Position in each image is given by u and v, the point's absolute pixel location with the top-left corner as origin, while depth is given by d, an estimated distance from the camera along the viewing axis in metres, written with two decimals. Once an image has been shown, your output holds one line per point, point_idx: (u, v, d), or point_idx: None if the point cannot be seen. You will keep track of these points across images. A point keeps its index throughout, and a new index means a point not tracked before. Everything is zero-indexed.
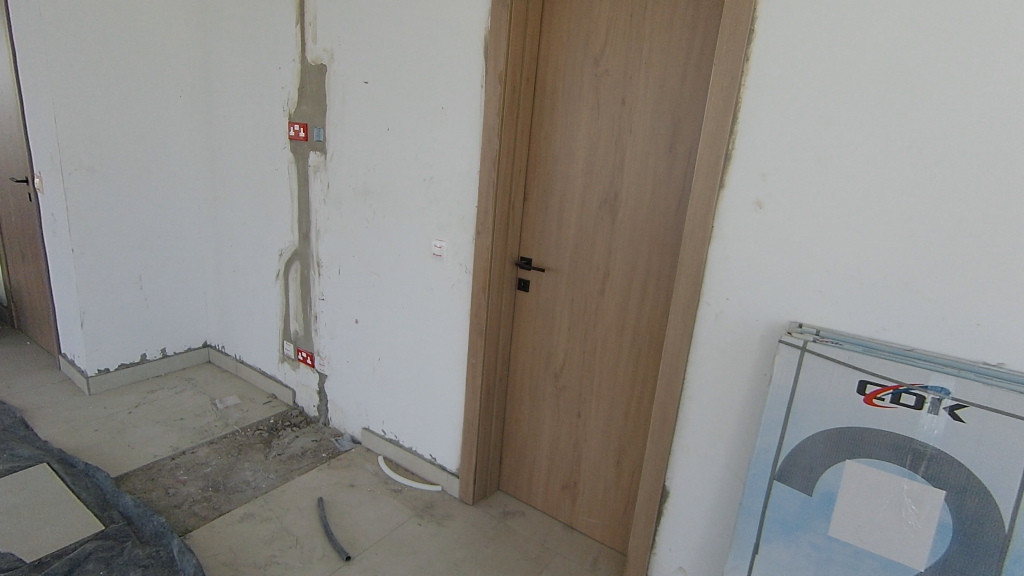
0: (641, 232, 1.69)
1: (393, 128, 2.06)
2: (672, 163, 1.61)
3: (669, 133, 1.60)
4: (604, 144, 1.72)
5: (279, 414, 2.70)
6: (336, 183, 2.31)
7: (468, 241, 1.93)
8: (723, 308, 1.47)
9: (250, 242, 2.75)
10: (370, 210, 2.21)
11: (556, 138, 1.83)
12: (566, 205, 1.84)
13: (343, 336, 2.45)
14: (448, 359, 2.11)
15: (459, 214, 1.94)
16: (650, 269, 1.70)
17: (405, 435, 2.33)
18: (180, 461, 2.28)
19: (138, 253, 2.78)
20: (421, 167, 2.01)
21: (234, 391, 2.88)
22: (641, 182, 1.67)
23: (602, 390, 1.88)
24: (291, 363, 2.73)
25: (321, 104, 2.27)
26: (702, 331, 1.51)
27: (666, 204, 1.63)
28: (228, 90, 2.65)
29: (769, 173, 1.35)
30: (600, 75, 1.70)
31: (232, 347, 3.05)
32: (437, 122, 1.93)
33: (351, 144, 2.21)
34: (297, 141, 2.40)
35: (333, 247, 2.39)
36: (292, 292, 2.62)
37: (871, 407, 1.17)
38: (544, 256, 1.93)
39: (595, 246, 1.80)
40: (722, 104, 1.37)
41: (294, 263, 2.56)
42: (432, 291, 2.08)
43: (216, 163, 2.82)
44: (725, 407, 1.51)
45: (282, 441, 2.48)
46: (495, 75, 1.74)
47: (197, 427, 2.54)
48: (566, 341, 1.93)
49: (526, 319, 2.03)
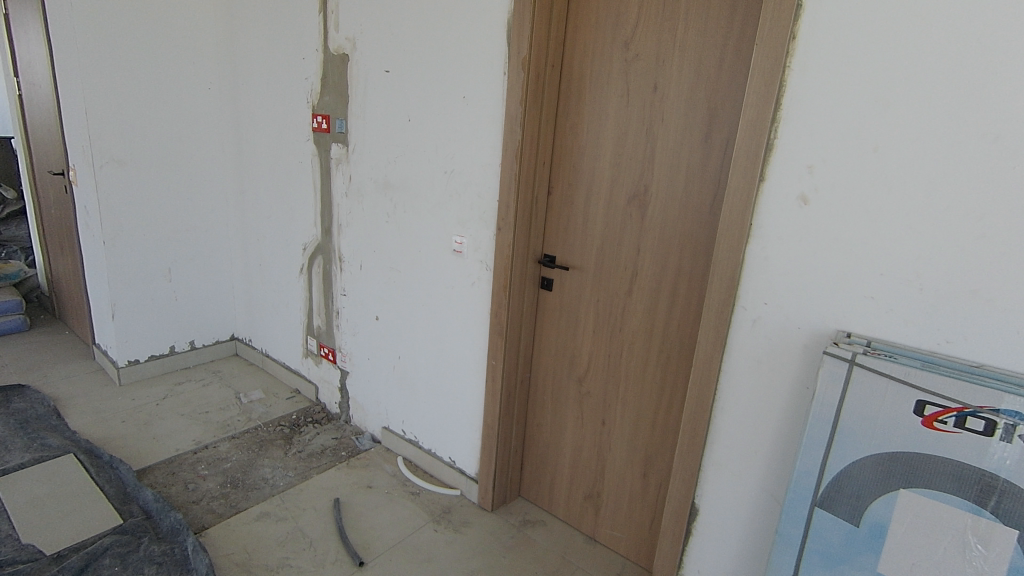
0: (672, 229, 1.58)
1: (414, 120, 1.99)
2: (708, 155, 1.48)
3: (704, 120, 1.47)
4: (634, 135, 1.61)
5: (301, 409, 2.69)
6: (358, 176, 2.25)
7: (489, 237, 1.85)
8: (760, 314, 1.34)
9: (276, 235, 2.74)
10: (391, 204, 2.15)
11: (583, 129, 1.72)
12: (592, 200, 1.73)
13: (364, 333, 2.41)
14: (468, 360, 2.03)
15: (480, 209, 1.85)
16: (681, 269, 1.58)
17: (425, 436, 2.27)
18: (201, 456, 2.28)
19: (167, 246, 2.80)
20: (442, 159, 1.93)
21: (259, 385, 2.88)
22: (673, 176, 1.55)
23: (628, 397, 1.77)
24: (314, 358, 2.71)
25: (343, 95, 2.22)
26: (737, 337, 1.39)
27: (701, 199, 1.51)
28: (255, 83, 2.63)
29: (815, 165, 1.21)
30: (630, 61, 1.58)
31: (258, 340, 3.06)
32: (458, 112, 1.85)
33: (373, 136, 2.15)
34: (320, 133, 2.35)
35: (354, 241, 2.34)
36: (315, 287, 2.59)
37: (931, 430, 1.03)
38: (568, 254, 1.83)
39: (622, 244, 1.69)
40: (764, 89, 1.24)
41: (317, 258, 2.53)
42: (453, 289, 2.01)
43: (244, 157, 2.81)
44: (761, 422, 1.38)
45: (303, 437, 2.46)
46: (518, 62, 1.64)
47: (220, 421, 2.54)
48: (591, 344, 1.83)
49: (548, 320, 1.93)
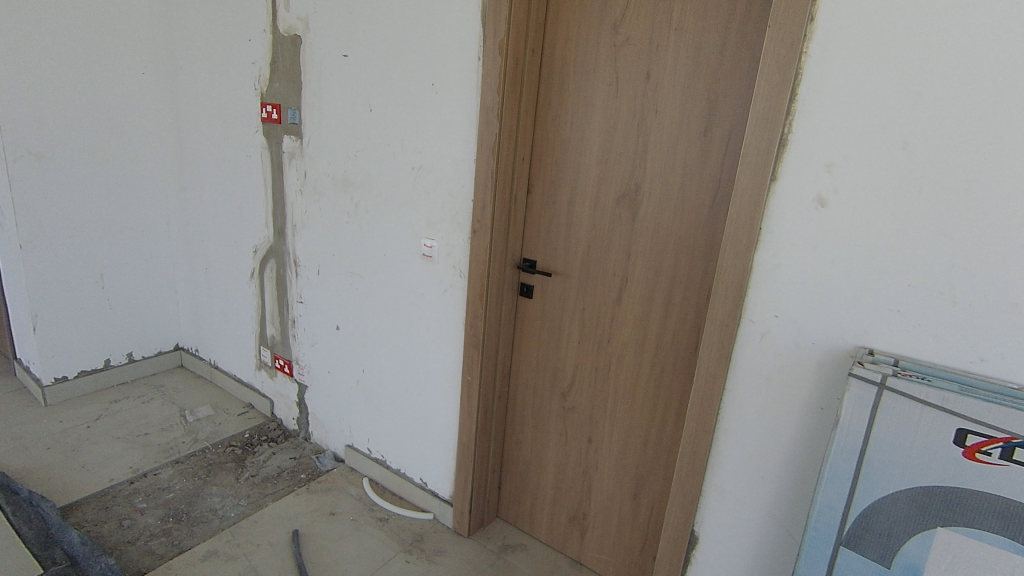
0: (667, 232, 1.44)
1: (377, 110, 1.78)
2: (707, 151, 1.34)
3: (704, 112, 1.33)
4: (624, 128, 1.46)
5: (254, 427, 2.45)
6: (313, 171, 2.03)
7: (463, 241, 1.67)
8: (770, 327, 1.21)
9: (222, 236, 2.48)
10: (352, 203, 1.94)
11: (566, 121, 1.55)
12: (577, 200, 1.57)
13: (324, 344, 2.19)
14: (440, 374, 1.85)
15: (453, 209, 1.67)
16: (677, 275, 1.44)
17: (393, 455, 2.08)
18: (139, 486, 2.03)
19: (97, 248, 2.51)
20: (409, 154, 1.74)
21: (206, 400, 2.62)
22: (668, 173, 1.41)
23: (618, 413, 1.63)
24: (268, 371, 2.48)
25: (295, 81, 1.99)
26: (743, 353, 1.26)
27: (698, 199, 1.37)
28: (194, 66, 2.36)
29: (835, 163, 1.09)
30: (620, 45, 1.42)
31: (205, 350, 2.79)
32: (427, 102, 1.66)
33: (329, 127, 1.93)
34: (269, 124, 2.11)
35: (311, 243, 2.12)
36: (267, 294, 2.36)
37: (973, 462, 0.92)
38: (550, 258, 1.67)
39: (611, 248, 1.54)
40: (778, 78, 1.10)
41: (269, 262, 2.30)
42: (423, 297, 1.82)
43: (184, 150, 2.53)
44: (769, 445, 1.26)
45: (257, 460, 2.24)
46: (495, 44, 1.46)
47: (162, 443, 2.28)
48: (576, 357, 1.68)
49: (528, 330, 1.77)
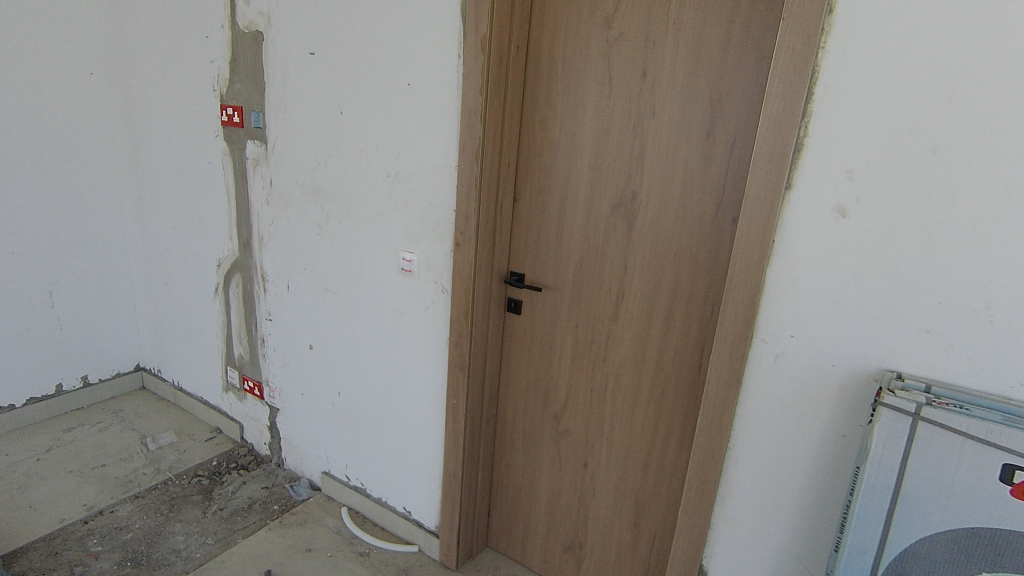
0: (666, 244, 1.33)
1: (349, 112, 1.64)
2: (710, 157, 1.24)
3: (706, 113, 1.22)
4: (618, 132, 1.34)
5: (223, 454, 2.28)
6: (279, 179, 1.87)
7: (445, 254, 1.54)
8: (785, 348, 1.11)
9: (183, 249, 2.31)
10: (323, 213, 1.79)
11: (555, 124, 1.43)
12: (568, 209, 1.46)
13: (296, 365, 2.04)
14: (423, 397, 1.72)
15: (433, 220, 1.54)
16: (678, 289, 1.34)
17: (373, 483, 1.94)
18: (94, 527, 1.85)
19: (46, 265, 2.30)
20: (384, 160, 1.60)
21: (170, 425, 2.44)
22: (667, 180, 1.30)
23: (615, 436, 1.52)
24: (236, 393, 2.31)
25: (257, 81, 1.83)
26: (755, 376, 1.15)
27: (701, 208, 1.27)
28: (148, 66, 2.18)
29: (857, 169, 0.99)
30: (613, 42, 1.31)
31: (168, 371, 2.60)
32: (403, 103, 1.52)
33: (296, 131, 1.78)
34: (231, 128, 1.95)
35: (279, 257, 1.96)
36: (233, 310, 2.19)
37: (1022, 501, 0.83)
38: (539, 271, 1.55)
39: (606, 260, 1.42)
40: (793, 77, 1.00)
41: (234, 276, 2.13)
42: (402, 314, 1.69)
43: (139, 157, 2.34)
44: (785, 475, 1.16)
45: (225, 492, 2.07)
46: (477, 40, 1.33)
47: (121, 476, 2.10)
48: (569, 377, 1.56)
49: (516, 348, 1.65)
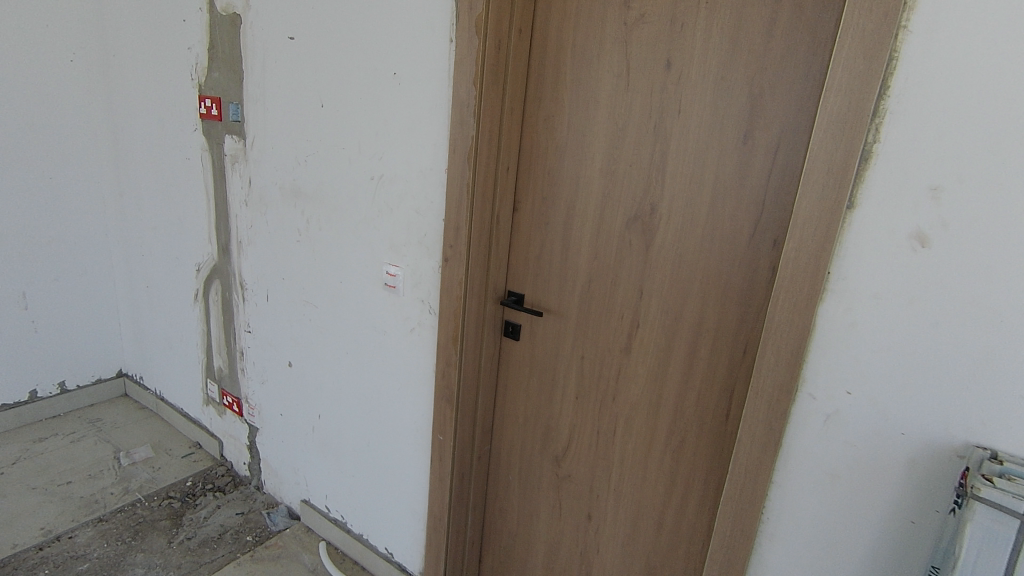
0: (691, 268, 1.11)
1: (330, 106, 1.45)
2: (747, 163, 1.02)
3: (743, 111, 1.00)
4: (636, 132, 1.13)
5: (199, 473, 2.12)
6: (258, 179, 1.69)
7: (433, 270, 1.34)
8: (838, 407, 0.88)
9: (164, 251, 2.15)
10: (303, 218, 1.60)
11: (562, 123, 1.22)
12: (574, 222, 1.25)
13: (275, 382, 1.85)
14: (407, 429, 1.52)
15: (420, 231, 1.34)
16: (703, 323, 1.12)
17: (354, 517, 1.75)
18: (48, 554, 1.69)
19: (21, 264, 2.15)
20: (367, 161, 1.40)
21: (148, 438, 2.28)
22: (694, 191, 1.08)
23: (624, 487, 1.30)
24: (216, 408, 2.14)
25: (235, 69, 1.65)
26: (798, 440, 0.93)
27: (734, 225, 1.05)
28: (128, 54, 2.01)
29: (944, 186, 0.75)
30: (632, 25, 1.10)
31: (151, 379, 2.45)
32: (388, 95, 1.32)
33: (275, 126, 1.59)
34: (209, 121, 1.77)
35: (258, 264, 1.78)
36: (213, 320, 2.02)
37: None
38: (541, 293, 1.34)
39: (619, 283, 1.21)
40: (863, 64, 0.77)
41: (214, 283, 1.96)
42: (385, 335, 1.49)
43: (120, 151, 2.19)
44: (832, 563, 0.94)
45: (197, 518, 1.90)
46: (471, 22, 1.13)
47: (87, 495, 1.94)
48: (572, 415, 1.35)
49: (513, 378, 1.44)
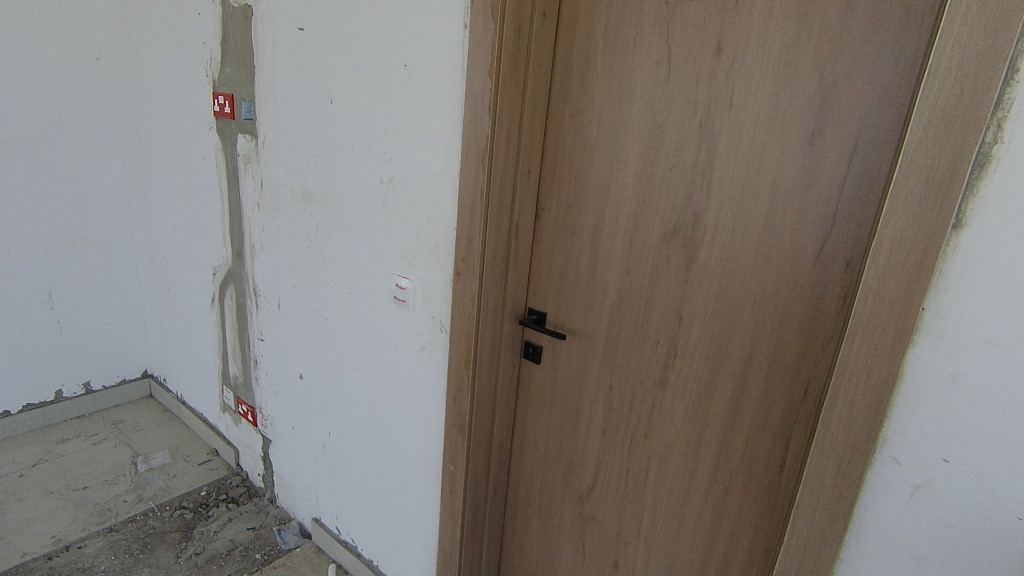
0: (741, 291, 0.94)
1: (340, 102, 1.33)
2: (815, 167, 0.83)
3: (811, 104, 0.82)
4: (677, 131, 0.96)
5: (214, 482, 2.06)
6: (270, 180, 1.59)
7: (445, 284, 1.20)
8: (931, 478, 0.70)
9: (183, 253, 2.09)
10: (313, 223, 1.50)
11: (591, 119, 1.06)
12: (604, 233, 1.09)
13: (287, 394, 1.77)
14: (417, 454, 1.39)
15: (431, 240, 1.21)
16: (755, 356, 0.95)
17: (364, 542, 1.64)
18: (56, 565, 1.64)
19: (47, 264, 2.13)
20: (376, 162, 1.28)
21: (167, 443, 2.24)
22: (747, 200, 0.91)
23: (657, 537, 1.14)
24: (232, 416, 2.08)
25: (247, 63, 1.55)
26: (875, 513, 0.75)
27: (796, 242, 0.87)
28: (149, 50, 1.96)
29: None
30: (676, 4, 0.93)
31: (173, 382, 2.42)
32: (398, 89, 1.19)
33: (285, 124, 1.49)
34: (223, 120, 1.69)
35: (270, 270, 1.69)
36: (228, 326, 1.96)
37: None
38: (565, 312, 1.18)
39: (654, 305, 1.05)
40: (982, 41, 0.58)
41: (229, 288, 1.89)
42: (395, 352, 1.37)
43: (143, 150, 2.15)
44: None
45: (207, 531, 1.83)
46: (486, 4, 0.98)
47: (101, 502, 1.90)
48: (598, 451, 1.19)
49: (533, 405, 1.29)
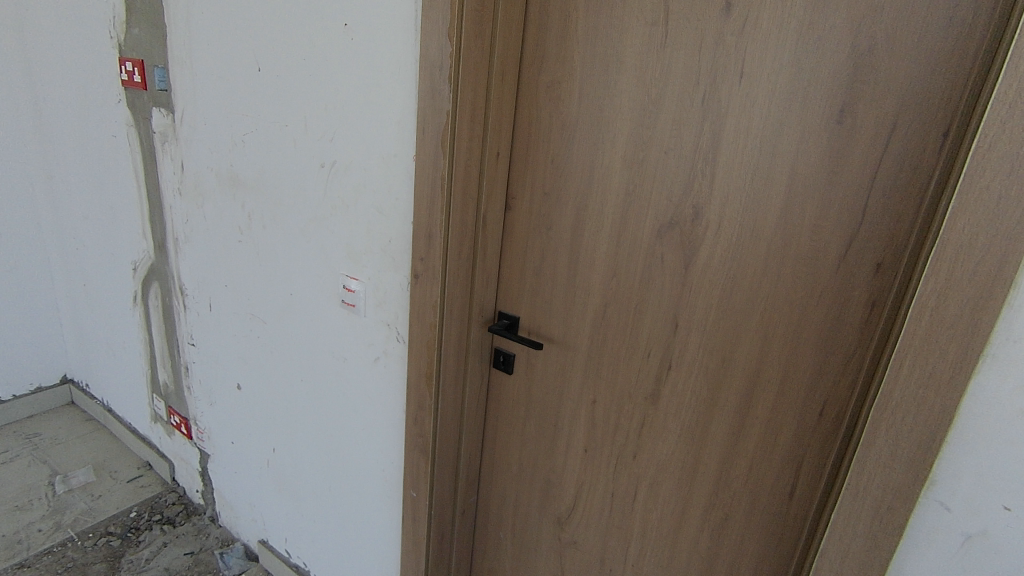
0: (747, 296, 0.81)
1: (268, 69, 1.12)
2: (843, 153, 0.70)
3: (841, 76, 0.69)
4: (675, 107, 0.81)
5: (147, 501, 1.84)
6: (192, 162, 1.37)
7: (401, 287, 1.03)
8: (987, 527, 0.59)
9: (98, 245, 1.83)
10: (244, 213, 1.29)
11: (570, 93, 0.90)
12: (586, 227, 0.94)
13: (224, 405, 1.56)
14: (373, 476, 1.23)
15: (383, 236, 1.03)
16: (762, 371, 0.82)
17: (317, 567, 1.48)
18: None
19: None
20: (315, 143, 1.08)
21: (91, 458, 2.00)
22: (757, 191, 0.77)
23: (645, 566, 1.02)
24: (164, 427, 1.86)
25: (157, 23, 1.31)
26: (915, 564, 0.64)
27: (815, 241, 0.74)
28: (43, 7, 1.67)
29: None
30: None
31: (97, 388, 2.17)
32: (338, 54, 0.99)
33: (206, 96, 1.26)
34: (133, 90, 1.44)
35: (197, 266, 1.47)
36: (154, 328, 1.72)
37: None
38: (541, 317, 1.03)
39: (646, 311, 0.91)
40: None
41: (152, 286, 1.66)
42: (345, 363, 1.19)
43: (44, 126, 1.85)
44: None
45: (138, 559, 1.63)
46: None
47: (9, 533, 1.66)
48: (579, 471, 1.06)
49: (505, 420, 1.15)
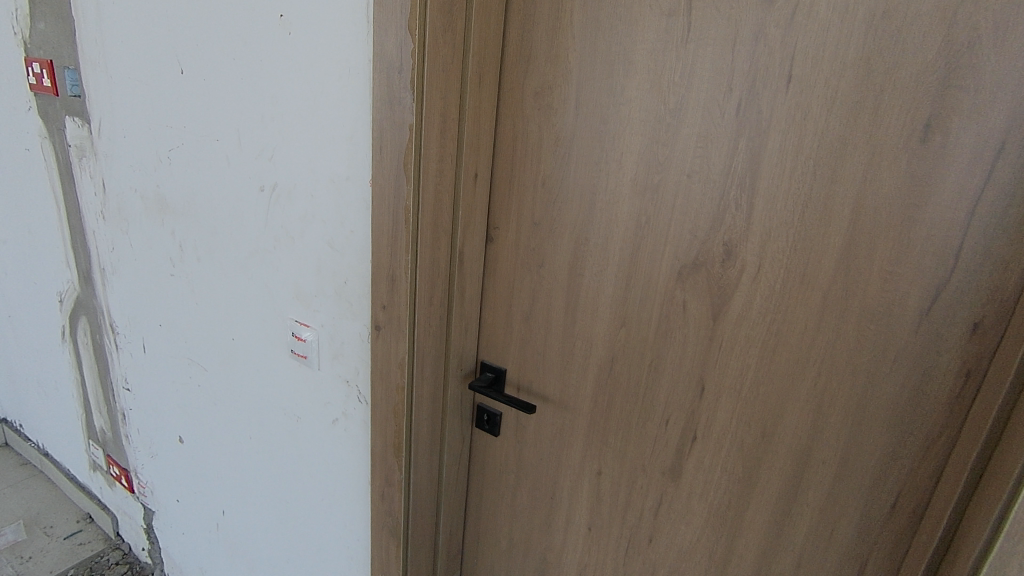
0: (794, 359, 0.64)
1: (192, 71, 0.92)
2: (928, 180, 0.53)
3: (927, 81, 0.52)
4: (700, 120, 0.64)
5: (85, 562, 1.63)
6: (113, 182, 1.16)
7: (361, 337, 0.84)
8: None
9: (20, 272, 1.60)
10: (175, 243, 1.08)
11: (565, 102, 0.72)
12: (586, 266, 0.76)
13: (167, 459, 1.36)
14: (336, 553, 1.04)
15: (338, 276, 0.84)
16: (813, 451, 0.65)
17: None
18: None
19: None
20: (251, 161, 0.89)
21: (22, 511, 1.77)
22: (810, 227, 0.60)
23: None
24: (104, 477, 1.64)
25: (64, 16, 1.09)
26: None
27: (888, 292, 0.57)
28: None
29: None
30: None
31: (31, 429, 1.93)
32: (273, 52, 0.80)
33: (124, 103, 1.05)
34: (43, 96, 1.22)
35: (127, 302, 1.26)
36: (85, 367, 1.50)
37: None
38: (532, 371, 0.85)
39: (663, 370, 0.74)
40: None
41: (80, 321, 1.44)
42: (299, 422, 1.00)
43: None
44: None
45: None
46: None
47: None
48: (581, 551, 0.89)
49: (491, 487, 0.97)
